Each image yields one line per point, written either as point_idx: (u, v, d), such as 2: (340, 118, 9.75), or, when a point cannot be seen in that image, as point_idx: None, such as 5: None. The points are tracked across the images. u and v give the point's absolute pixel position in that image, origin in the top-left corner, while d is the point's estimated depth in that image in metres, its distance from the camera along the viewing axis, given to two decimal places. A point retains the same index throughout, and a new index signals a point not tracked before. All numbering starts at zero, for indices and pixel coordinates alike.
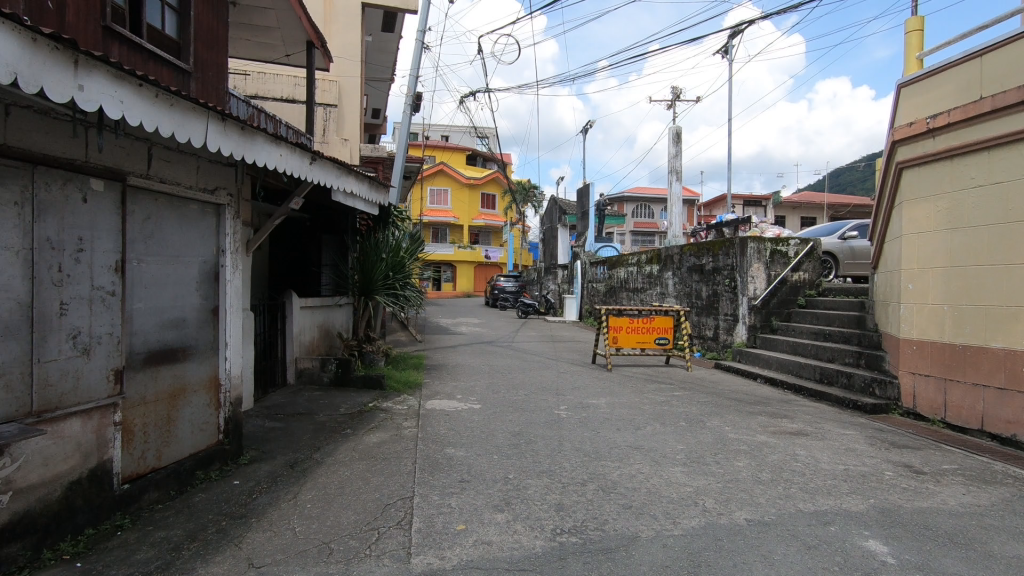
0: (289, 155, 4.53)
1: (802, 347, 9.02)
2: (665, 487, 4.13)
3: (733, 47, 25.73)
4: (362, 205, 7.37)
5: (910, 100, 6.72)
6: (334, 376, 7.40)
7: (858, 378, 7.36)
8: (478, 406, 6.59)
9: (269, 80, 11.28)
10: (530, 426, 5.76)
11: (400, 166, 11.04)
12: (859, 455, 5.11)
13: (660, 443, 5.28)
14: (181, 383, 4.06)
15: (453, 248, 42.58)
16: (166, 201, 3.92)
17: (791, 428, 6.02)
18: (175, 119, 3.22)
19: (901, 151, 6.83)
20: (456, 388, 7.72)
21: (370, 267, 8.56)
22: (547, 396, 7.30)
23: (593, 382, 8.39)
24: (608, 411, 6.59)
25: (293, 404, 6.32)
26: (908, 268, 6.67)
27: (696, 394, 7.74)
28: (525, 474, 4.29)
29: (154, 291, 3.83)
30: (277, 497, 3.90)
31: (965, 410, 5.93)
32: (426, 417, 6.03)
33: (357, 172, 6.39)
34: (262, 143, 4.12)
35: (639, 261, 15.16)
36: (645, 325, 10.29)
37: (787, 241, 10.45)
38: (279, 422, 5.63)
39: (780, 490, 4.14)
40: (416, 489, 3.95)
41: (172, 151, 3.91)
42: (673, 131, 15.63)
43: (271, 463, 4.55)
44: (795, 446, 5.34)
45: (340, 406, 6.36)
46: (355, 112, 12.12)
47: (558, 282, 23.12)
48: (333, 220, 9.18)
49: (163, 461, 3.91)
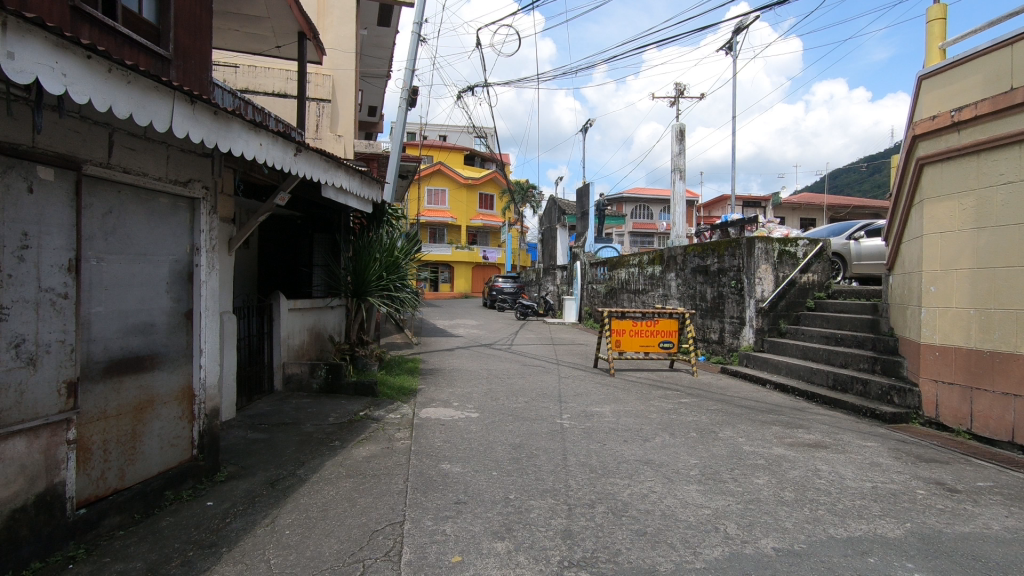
0: (270, 145, 4.15)
1: (813, 351, 8.68)
2: (682, 509, 3.76)
3: (737, 43, 25.32)
4: (353, 202, 7.01)
5: (931, 92, 6.36)
6: (324, 382, 7.00)
7: (875, 385, 7.01)
8: (475, 415, 6.23)
9: (260, 74, 10.91)
10: (532, 438, 5.38)
11: (396, 163, 10.70)
12: (887, 471, 4.75)
13: (671, 457, 4.91)
14: (149, 395, 3.69)
15: (451, 249, 42.19)
16: (131, 192, 3.55)
17: (808, 439, 5.66)
18: (134, 98, 2.85)
19: (922, 146, 6.47)
20: (453, 394, 7.34)
21: (364, 267, 8.17)
22: (548, 403, 6.94)
23: (596, 388, 8.02)
24: (614, 420, 6.21)
25: (278, 413, 5.94)
26: (929, 270, 6.32)
27: (704, 402, 7.38)
28: (527, 494, 3.92)
29: (116, 293, 3.46)
30: (253, 521, 3.53)
31: (994, 420, 5.59)
32: (420, 427, 5.67)
33: (347, 167, 5.99)
34: (239, 131, 3.74)
35: (640, 261, 14.81)
36: (648, 328, 9.93)
37: (796, 241, 10.14)
38: (262, 433, 5.25)
39: (807, 513, 3.78)
40: (407, 512, 3.58)
41: (137, 139, 3.54)
42: (676, 129, 15.29)
43: (250, 481, 4.17)
44: (817, 461, 4.98)
45: (329, 415, 5.98)
46: (349, 107, 11.74)
47: (557, 283, 22.78)
48: (325, 219, 8.84)
49: (127, 481, 3.53)
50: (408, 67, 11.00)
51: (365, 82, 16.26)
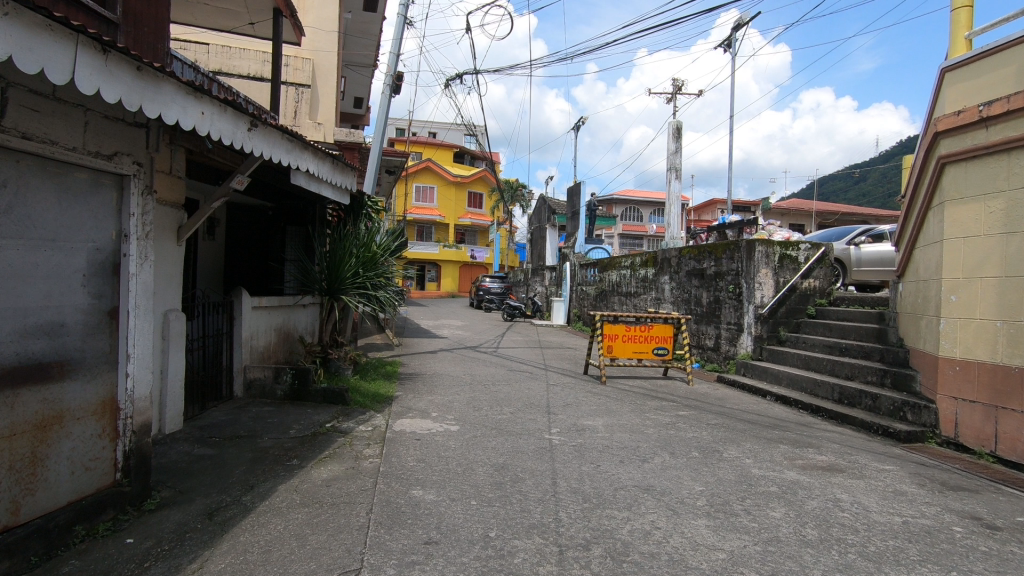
0: (217, 114, 3.53)
1: (816, 361, 8.20)
2: (691, 552, 3.21)
3: (735, 40, 24.82)
4: (327, 191, 6.41)
5: (955, 85, 5.91)
6: (289, 389, 6.35)
7: (886, 400, 6.55)
8: (455, 429, 5.64)
9: (234, 55, 10.21)
10: (517, 457, 4.80)
11: (378, 153, 10.08)
12: (913, 502, 4.23)
13: (673, 484, 4.35)
14: (56, 410, 3.05)
15: (439, 248, 41.51)
16: (35, 164, 2.94)
17: (821, 461, 5.15)
18: (14, 37, 2.26)
19: (944, 144, 6.00)
20: (432, 403, 6.72)
21: (338, 263, 7.51)
22: (536, 415, 6.36)
23: (587, 398, 7.45)
24: (608, 436, 5.65)
25: (234, 424, 5.29)
26: (949, 278, 5.86)
27: (703, 415, 6.85)
28: (511, 531, 3.34)
29: (11, 286, 2.82)
30: (176, 566, 2.90)
31: (1022, 443, 5.10)
32: (392, 443, 5.07)
33: (318, 149, 5.36)
34: (173, 94, 3.12)
35: (633, 263, 14.31)
36: (643, 333, 9.40)
37: (798, 245, 9.65)
38: (210, 449, 4.61)
39: (836, 558, 3.25)
40: (365, 557, 2.98)
41: (43, 99, 2.93)
42: (673, 126, 14.76)
43: (183, 511, 3.53)
44: (835, 488, 4.46)
45: (291, 427, 5.34)
46: (329, 93, 11.10)
47: (545, 284, 22.23)
48: (298, 209, 8.21)
49: (22, 517, 2.88)
50: (394, 52, 10.36)
51: (349, 70, 15.54)
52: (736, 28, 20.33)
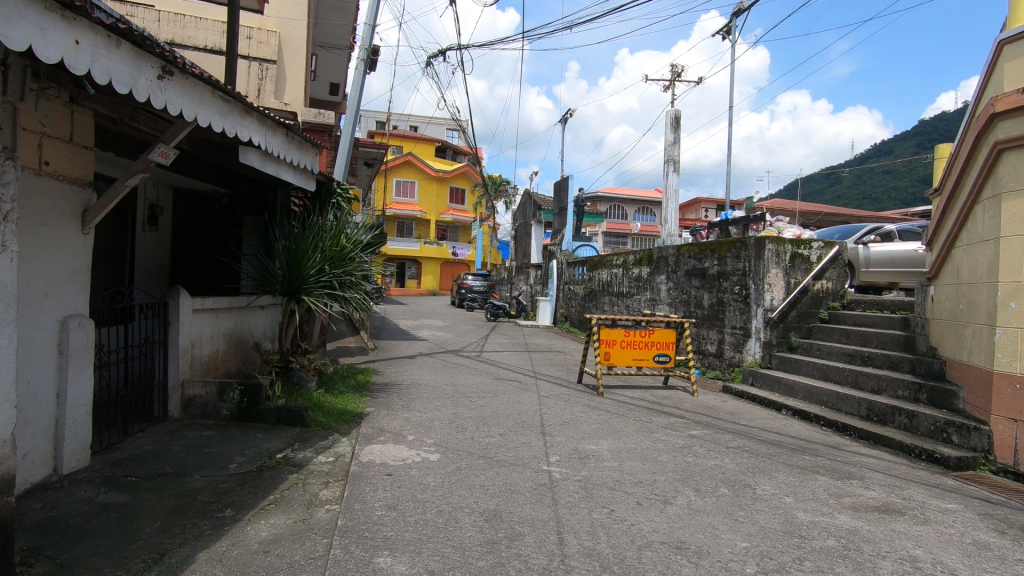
0: (100, 48, 2.54)
1: (835, 371, 7.41)
2: None
3: (734, 28, 23.97)
4: (284, 174, 5.41)
5: (1015, 58, 5.13)
6: (237, 408, 5.33)
7: (925, 418, 5.77)
8: (434, 458, 4.69)
9: (190, 25, 9.09)
10: (511, 500, 3.87)
11: (350, 136, 9.04)
12: (1004, 560, 3.41)
13: (708, 538, 3.47)
14: None
15: (419, 245, 40.38)
16: None
17: (872, 499, 4.33)
18: None
19: (1001, 127, 5.21)
20: (407, 423, 5.75)
21: (300, 258, 6.44)
22: (529, 438, 5.43)
23: (585, 414, 6.55)
24: (616, 466, 4.75)
25: (161, 456, 4.27)
26: (1007, 282, 5.09)
27: (719, 435, 6.01)
28: None
29: None
30: None
31: None
32: (357, 479, 4.12)
33: (265, 115, 4.34)
34: (19, 6, 2.13)
35: (625, 261, 13.47)
36: (643, 338, 8.54)
37: (809, 243, 8.91)
38: (121, 494, 3.60)
39: None
40: None
41: None
42: (671, 116, 13.94)
43: None
44: (904, 540, 3.60)
45: (234, 459, 4.34)
46: (298, 70, 10.07)
47: (530, 282, 21.33)
48: (256, 197, 7.19)
49: None
50: (369, 23, 9.32)
51: (324, 50, 14.41)
52: (734, 16, 19.51)
